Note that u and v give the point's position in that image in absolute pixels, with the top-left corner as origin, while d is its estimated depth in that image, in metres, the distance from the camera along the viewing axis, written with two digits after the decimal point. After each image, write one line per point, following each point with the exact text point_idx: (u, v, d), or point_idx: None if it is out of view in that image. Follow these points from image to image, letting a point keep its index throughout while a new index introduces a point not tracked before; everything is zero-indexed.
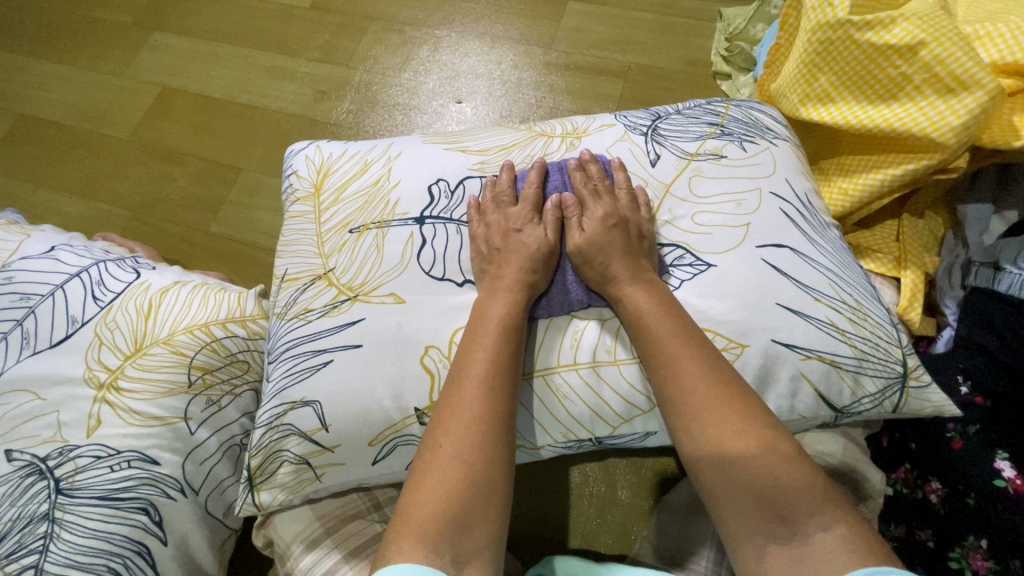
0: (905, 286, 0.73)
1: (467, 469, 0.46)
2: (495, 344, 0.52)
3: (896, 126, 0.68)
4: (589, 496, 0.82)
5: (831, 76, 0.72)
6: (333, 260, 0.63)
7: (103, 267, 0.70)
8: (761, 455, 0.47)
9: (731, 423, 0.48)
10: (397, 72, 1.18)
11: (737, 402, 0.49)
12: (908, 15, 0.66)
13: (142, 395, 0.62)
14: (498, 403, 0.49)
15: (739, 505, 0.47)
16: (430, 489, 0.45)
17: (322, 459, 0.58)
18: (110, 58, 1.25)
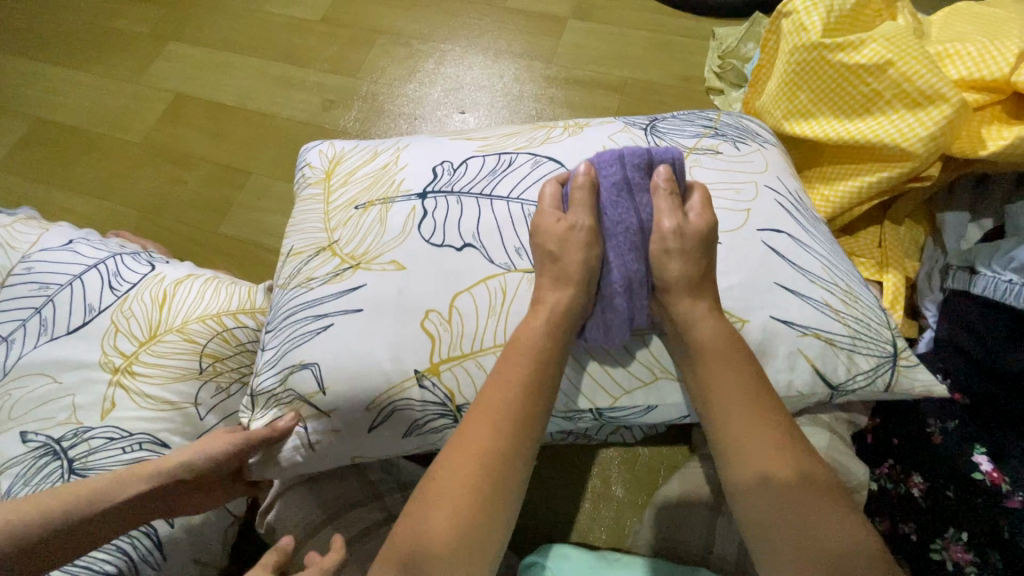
0: (887, 288, 0.77)
1: (507, 439, 0.51)
2: (552, 315, 0.56)
3: (869, 139, 0.72)
4: (585, 491, 0.84)
5: (811, 93, 0.77)
6: (338, 233, 0.65)
7: (119, 259, 0.73)
8: (775, 448, 0.51)
9: (754, 413, 0.53)
10: (403, 83, 1.22)
11: (760, 384, 0.54)
12: (876, 38, 0.71)
13: (154, 379, 0.64)
14: (545, 374, 0.54)
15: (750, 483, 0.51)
16: (470, 450, 0.51)
17: (320, 425, 0.59)
18: (127, 66, 1.30)
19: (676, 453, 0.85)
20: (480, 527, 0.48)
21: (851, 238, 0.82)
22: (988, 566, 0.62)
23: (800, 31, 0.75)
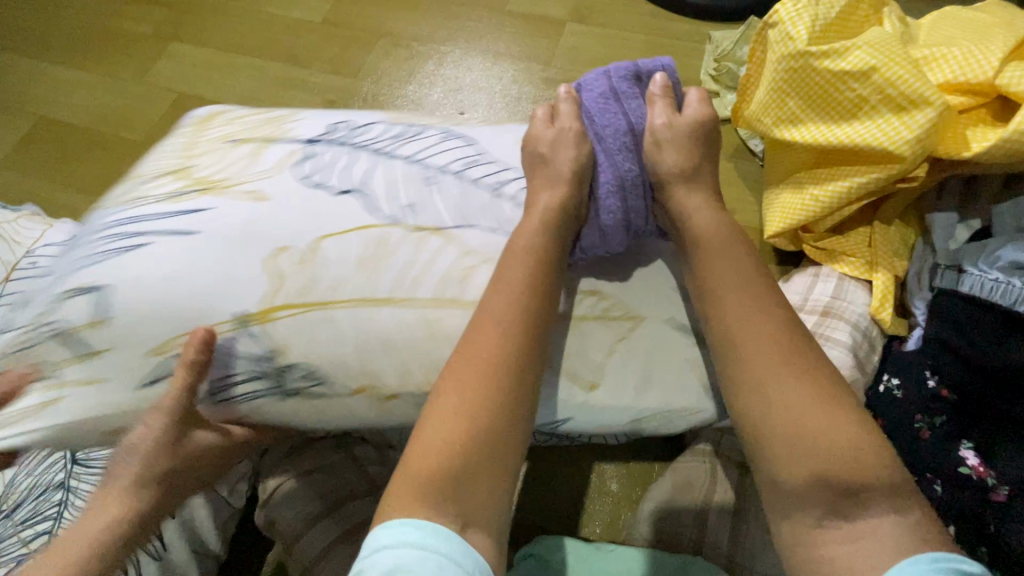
0: (876, 288, 0.79)
1: (513, 337, 0.55)
2: (542, 226, 0.61)
3: (857, 142, 0.74)
4: (581, 485, 0.85)
5: (799, 99, 0.78)
6: (196, 160, 0.63)
7: None
8: (772, 343, 0.54)
9: (750, 314, 0.56)
10: (403, 84, 1.24)
11: (749, 281, 0.59)
12: (861, 45, 0.73)
13: None
14: (542, 275, 0.59)
15: (759, 377, 0.53)
16: (479, 351, 0.54)
17: (80, 371, 0.54)
18: (130, 65, 1.31)
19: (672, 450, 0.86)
20: (496, 415, 0.51)
21: (841, 238, 0.84)
22: (976, 558, 0.64)
23: (786, 39, 0.77)
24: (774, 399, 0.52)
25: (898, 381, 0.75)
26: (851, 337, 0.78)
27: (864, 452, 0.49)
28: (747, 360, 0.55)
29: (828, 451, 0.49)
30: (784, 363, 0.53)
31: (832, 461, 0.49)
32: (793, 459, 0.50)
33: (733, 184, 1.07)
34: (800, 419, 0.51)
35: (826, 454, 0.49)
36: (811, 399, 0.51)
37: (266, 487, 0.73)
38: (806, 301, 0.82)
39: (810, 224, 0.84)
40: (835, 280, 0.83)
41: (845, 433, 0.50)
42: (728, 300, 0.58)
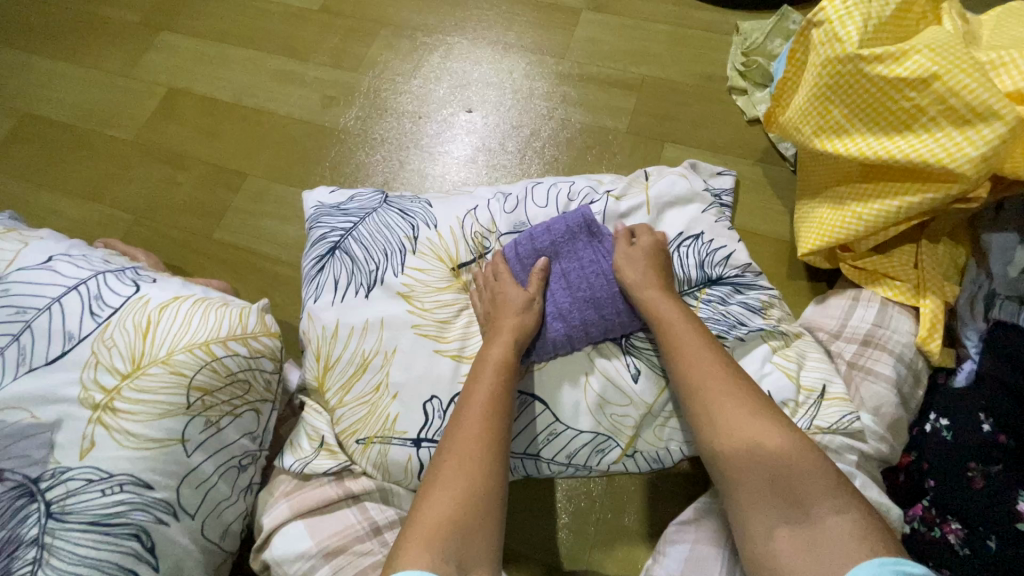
0: (925, 316, 0.72)
1: (498, 425, 0.62)
2: (511, 338, 0.70)
3: (912, 157, 0.66)
4: (596, 522, 0.81)
5: (845, 107, 0.70)
6: None
7: (102, 279, 0.68)
8: (719, 392, 0.62)
9: (702, 370, 0.63)
10: (407, 79, 1.16)
11: (698, 346, 0.65)
12: (919, 49, 0.65)
13: (138, 416, 0.59)
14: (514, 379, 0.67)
15: (710, 424, 0.61)
16: (468, 437, 0.61)
17: None
18: (117, 57, 1.23)
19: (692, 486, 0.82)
20: (489, 492, 0.57)
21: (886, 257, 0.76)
22: None
23: (835, 41, 0.69)
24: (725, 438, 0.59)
25: (947, 422, 0.69)
26: (895, 371, 0.70)
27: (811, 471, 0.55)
28: (707, 420, 0.61)
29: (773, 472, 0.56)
30: (730, 407, 0.60)
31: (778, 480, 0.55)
32: (750, 485, 0.56)
33: (762, 191, 0.99)
34: (751, 450, 0.57)
35: (771, 468, 0.56)
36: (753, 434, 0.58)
37: (263, 526, 0.69)
38: (844, 327, 0.76)
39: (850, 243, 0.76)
40: (878, 304, 0.75)
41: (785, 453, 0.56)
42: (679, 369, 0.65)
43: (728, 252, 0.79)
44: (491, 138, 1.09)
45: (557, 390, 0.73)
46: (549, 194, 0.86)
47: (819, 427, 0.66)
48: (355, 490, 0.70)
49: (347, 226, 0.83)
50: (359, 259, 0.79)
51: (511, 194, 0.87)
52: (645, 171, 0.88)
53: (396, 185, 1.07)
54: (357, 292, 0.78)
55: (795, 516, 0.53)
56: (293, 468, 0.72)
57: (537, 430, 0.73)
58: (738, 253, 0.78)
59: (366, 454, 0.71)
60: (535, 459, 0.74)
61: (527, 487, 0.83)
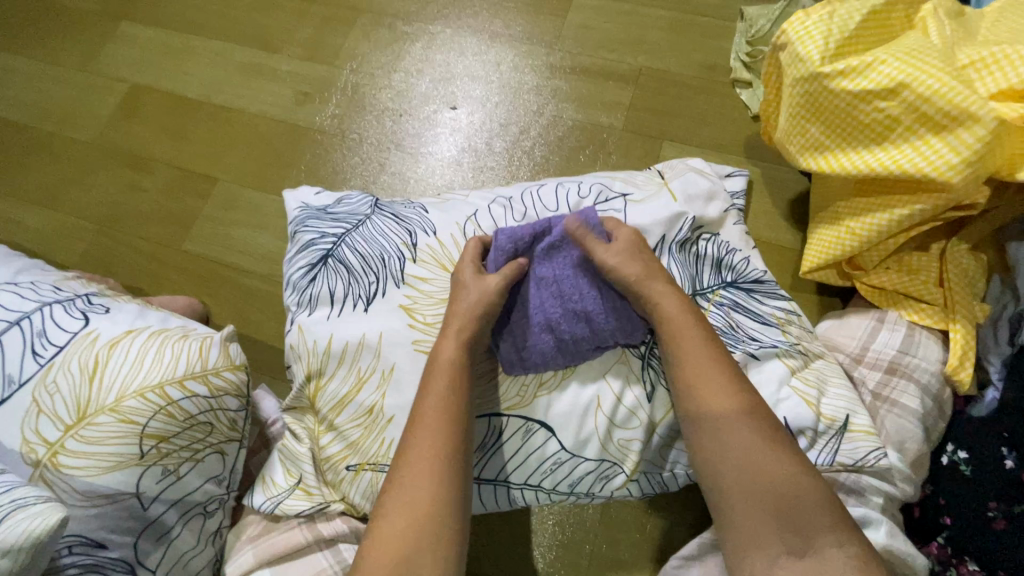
0: (956, 344, 0.67)
1: (448, 437, 0.56)
2: (463, 335, 0.62)
3: (893, 170, 0.62)
4: (588, 553, 0.77)
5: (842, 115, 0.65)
6: None
7: (47, 311, 0.61)
8: (725, 408, 0.55)
9: (701, 377, 0.57)
10: (387, 72, 1.08)
11: (695, 343, 0.59)
12: (887, 58, 0.62)
13: (85, 471, 0.54)
14: (467, 381, 0.60)
15: (710, 440, 0.55)
16: (413, 458, 0.55)
17: None
18: (75, 50, 1.15)
19: (689, 514, 0.79)
20: (440, 519, 0.52)
21: (900, 275, 0.72)
22: None
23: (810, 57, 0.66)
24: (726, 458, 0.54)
25: (966, 455, 0.67)
26: (920, 404, 0.67)
27: (814, 505, 0.50)
28: (701, 431, 0.56)
29: (773, 496, 0.51)
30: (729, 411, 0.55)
31: (778, 504, 0.51)
32: (746, 511, 0.52)
33: (768, 194, 0.92)
34: (755, 475, 0.52)
35: (770, 497, 0.51)
36: (758, 462, 0.53)
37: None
38: (865, 351, 0.72)
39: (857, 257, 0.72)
40: (904, 329, 0.71)
41: (794, 486, 0.51)
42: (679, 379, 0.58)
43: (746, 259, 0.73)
44: (477, 137, 1.02)
45: (567, 414, 0.64)
46: (558, 193, 0.76)
47: (843, 464, 0.60)
48: (327, 535, 0.66)
49: (339, 232, 0.74)
50: (356, 269, 0.70)
51: (511, 197, 0.77)
52: (657, 170, 0.81)
53: (376, 188, 1.00)
54: (355, 307, 0.68)
55: (798, 547, 0.49)
56: (263, 508, 0.67)
57: (541, 459, 0.65)
58: (755, 256, 0.73)
59: (356, 481, 0.66)
60: (536, 490, 0.66)
61: (518, 516, 0.80)
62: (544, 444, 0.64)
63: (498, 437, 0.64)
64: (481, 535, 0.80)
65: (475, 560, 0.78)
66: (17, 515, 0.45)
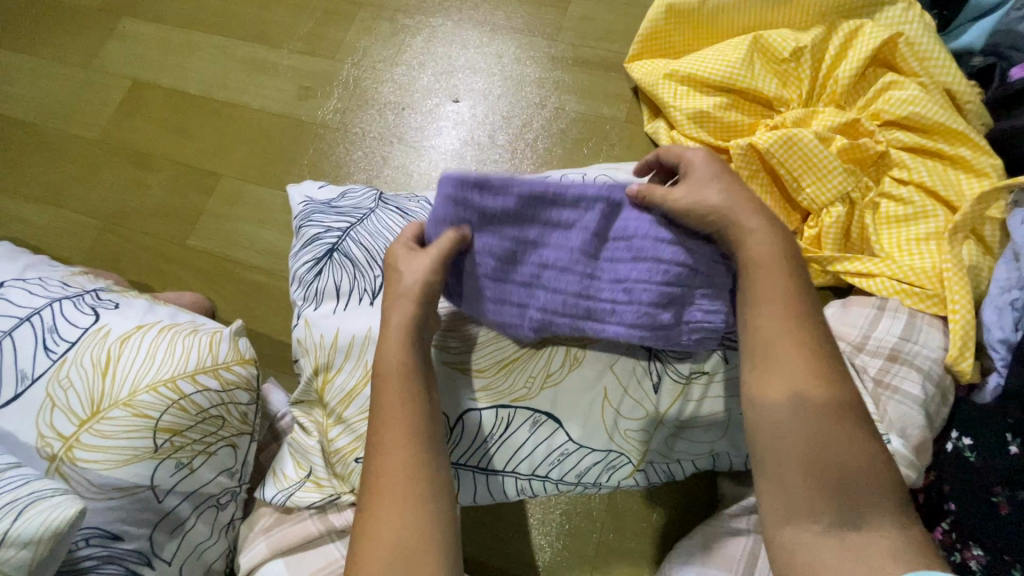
0: (955, 333, 0.70)
1: (413, 447, 0.51)
2: (406, 333, 0.56)
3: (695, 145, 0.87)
4: (594, 542, 0.78)
5: (684, 136, 0.88)
6: None
7: (58, 307, 0.61)
8: (791, 359, 0.48)
9: (767, 314, 0.49)
10: (388, 66, 1.08)
11: (775, 277, 0.50)
12: None
13: (99, 465, 0.55)
14: (420, 380, 0.54)
15: (766, 385, 0.48)
16: (383, 477, 0.50)
17: None
18: (75, 47, 1.14)
19: (696, 503, 0.79)
20: (430, 526, 0.48)
21: (881, 261, 0.76)
22: None
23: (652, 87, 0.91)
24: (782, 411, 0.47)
25: (969, 442, 0.67)
26: (922, 390, 0.68)
27: (868, 479, 0.45)
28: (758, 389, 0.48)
29: (832, 471, 0.45)
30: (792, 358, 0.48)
31: (834, 475, 0.45)
32: (789, 484, 0.46)
33: None
34: (815, 442, 0.46)
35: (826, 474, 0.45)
36: (823, 420, 0.46)
37: (242, 566, 0.66)
38: (867, 339, 0.73)
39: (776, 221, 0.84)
40: (907, 317, 0.73)
41: (855, 457, 0.45)
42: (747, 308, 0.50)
43: None
44: (479, 130, 1.02)
45: (572, 405, 0.65)
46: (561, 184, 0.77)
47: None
48: (338, 525, 0.67)
49: (344, 227, 0.74)
50: (361, 263, 0.70)
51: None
52: None
53: (379, 183, 1.00)
54: (360, 300, 0.69)
55: (851, 520, 0.44)
56: (275, 500, 0.68)
57: (549, 450, 0.65)
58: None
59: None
60: (543, 480, 0.67)
61: (525, 507, 0.81)
62: (551, 436, 0.65)
63: (505, 429, 0.65)
64: (489, 526, 0.80)
65: (484, 549, 0.79)
66: (36, 508, 0.46)
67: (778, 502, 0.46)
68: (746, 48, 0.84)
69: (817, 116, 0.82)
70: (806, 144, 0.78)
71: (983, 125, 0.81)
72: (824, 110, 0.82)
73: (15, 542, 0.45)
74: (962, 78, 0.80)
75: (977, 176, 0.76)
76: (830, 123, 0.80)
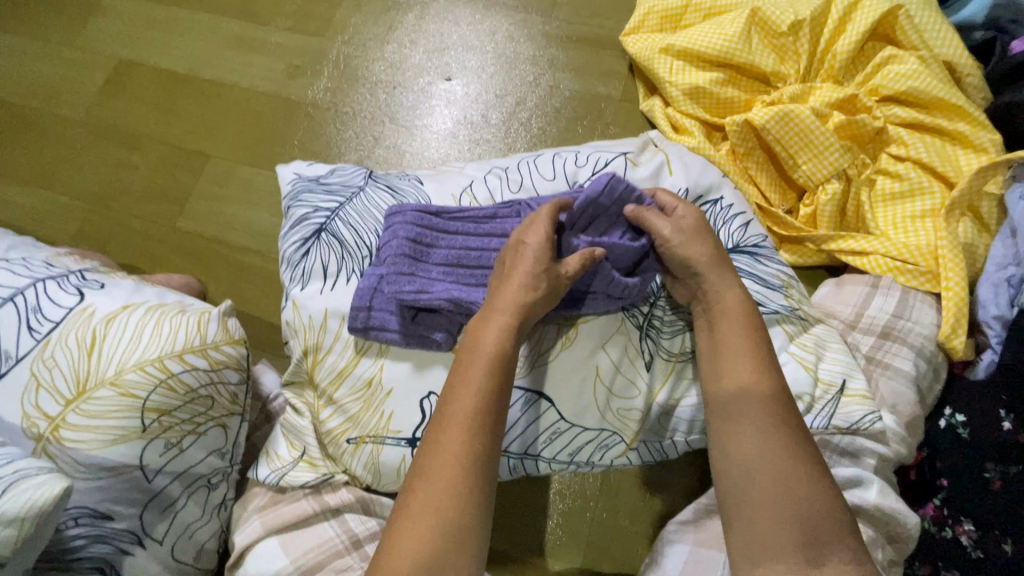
0: (948, 311, 0.69)
1: (485, 443, 0.50)
2: (510, 320, 0.56)
3: (690, 122, 0.86)
4: (587, 521, 0.78)
5: (679, 112, 0.87)
6: None
7: (41, 287, 0.60)
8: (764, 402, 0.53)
9: (733, 363, 0.56)
10: (379, 44, 1.05)
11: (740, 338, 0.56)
12: None
13: (86, 445, 0.54)
14: (511, 373, 0.54)
15: (734, 435, 0.53)
16: (447, 456, 0.49)
17: None
18: (58, 25, 1.12)
19: (689, 481, 0.80)
20: (468, 522, 0.47)
21: (876, 239, 0.75)
22: None
23: (646, 62, 0.90)
24: (744, 456, 0.52)
25: (964, 418, 0.67)
26: (914, 366, 0.68)
27: (831, 515, 0.49)
28: (740, 458, 0.52)
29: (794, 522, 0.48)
30: (753, 397, 0.53)
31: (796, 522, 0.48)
32: (769, 531, 0.49)
33: None
34: (778, 477, 0.50)
35: (797, 523, 0.48)
36: (784, 462, 0.50)
37: (235, 545, 0.66)
38: (859, 316, 0.72)
39: (772, 199, 0.83)
40: (901, 294, 0.73)
41: (818, 503, 0.49)
42: (715, 367, 0.57)
43: (747, 220, 0.72)
44: (472, 109, 1.00)
45: (564, 383, 0.64)
46: (554, 163, 0.76)
47: (837, 427, 0.61)
48: (333, 504, 0.66)
49: (332, 206, 0.73)
50: (349, 243, 0.70)
51: (507, 166, 0.77)
52: (654, 138, 0.81)
53: (371, 163, 0.99)
54: (348, 280, 0.68)
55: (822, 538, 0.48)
56: (268, 480, 0.67)
57: (541, 429, 0.65)
58: (755, 221, 0.73)
59: (357, 455, 0.66)
60: (535, 459, 0.66)
61: (519, 486, 0.81)
62: (542, 415, 0.64)
63: None
64: None
65: None
66: (19, 486, 0.45)
67: (751, 543, 0.49)
68: (744, 21, 0.82)
69: (815, 92, 0.81)
70: (803, 121, 0.77)
71: (983, 99, 0.80)
72: (821, 86, 0.81)
73: (0, 519, 0.44)
74: (962, 51, 0.79)
75: (975, 151, 0.75)
76: (828, 99, 0.79)
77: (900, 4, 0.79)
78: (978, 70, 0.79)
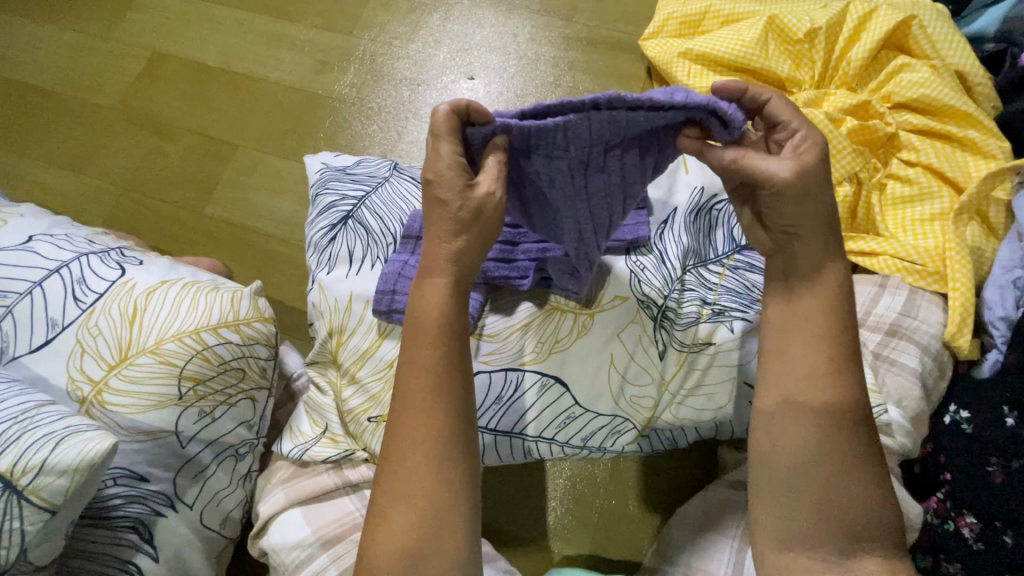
0: (954, 311, 0.71)
1: (445, 419, 0.50)
2: (452, 282, 0.52)
3: None
4: (596, 507, 0.80)
5: None
6: None
7: (86, 261, 0.64)
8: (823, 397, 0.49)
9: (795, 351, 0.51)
10: (404, 43, 1.09)
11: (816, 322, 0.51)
12: None
13: (126, 409, 0.57)
14: (460, 337, 0.52)
15: (784, 428, 0.50)
16: (413, 440, 0.50)
17: None
18: (95, 17, 1.16)
19: (696, 471, 0.82)
20: (451, 496, 0.49)
21: (885, 241, 0.78)
22: None
23: (665, 66, 0.93)
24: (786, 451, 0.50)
25: (967, 415, 0.69)
26: (920, 363, 0.70)
27: (867, 505, 0.48)
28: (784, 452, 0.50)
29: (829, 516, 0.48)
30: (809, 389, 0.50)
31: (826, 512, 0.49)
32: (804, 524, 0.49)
33: None
34: (825, 472, 0.48)
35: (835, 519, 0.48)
36: (828, 459, 0.49)
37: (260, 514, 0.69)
38: (868, 314, 0.74)
39: None
40: (910, 294, 0.74)
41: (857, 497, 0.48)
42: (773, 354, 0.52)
43: None
44: (493, 107, 1.03)
45: (581, 369, 0.66)
46: None
47: None
48: (353, 479, 0.68)
49: (359, 195, 0.76)
50: (375, 231, 0.72)
51: None
52: None
53: (394, 157, 1.02)
54: (372, 266, 0.71)
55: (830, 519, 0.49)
56: (292, 454, 0.70)
57: (556, 413, 0.67)
58: None
59: (377, 433, 0.68)
60: (550, 443, 0.68)
61: (530, 472, 0.83)
62: (558, 399, 0.66)
63: (513, 391, 0.67)
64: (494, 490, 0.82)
65: (488, 512, 0.81)
66: (71, 440, 0.48)
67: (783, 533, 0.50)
68: (761, 28, 0.85)
69: (828, 98, 0.83)
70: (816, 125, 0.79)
71: (993, 108, 0.82)
72: (835, 92, 0.84)
73: (55, 470, 0.47)
74: (973, 61, 0.82)
75: (983, 158, 0.78)
76: (842, 105, 0.81)
77: (913, 15, 0.82)
78: (989, 80, 0.82)
